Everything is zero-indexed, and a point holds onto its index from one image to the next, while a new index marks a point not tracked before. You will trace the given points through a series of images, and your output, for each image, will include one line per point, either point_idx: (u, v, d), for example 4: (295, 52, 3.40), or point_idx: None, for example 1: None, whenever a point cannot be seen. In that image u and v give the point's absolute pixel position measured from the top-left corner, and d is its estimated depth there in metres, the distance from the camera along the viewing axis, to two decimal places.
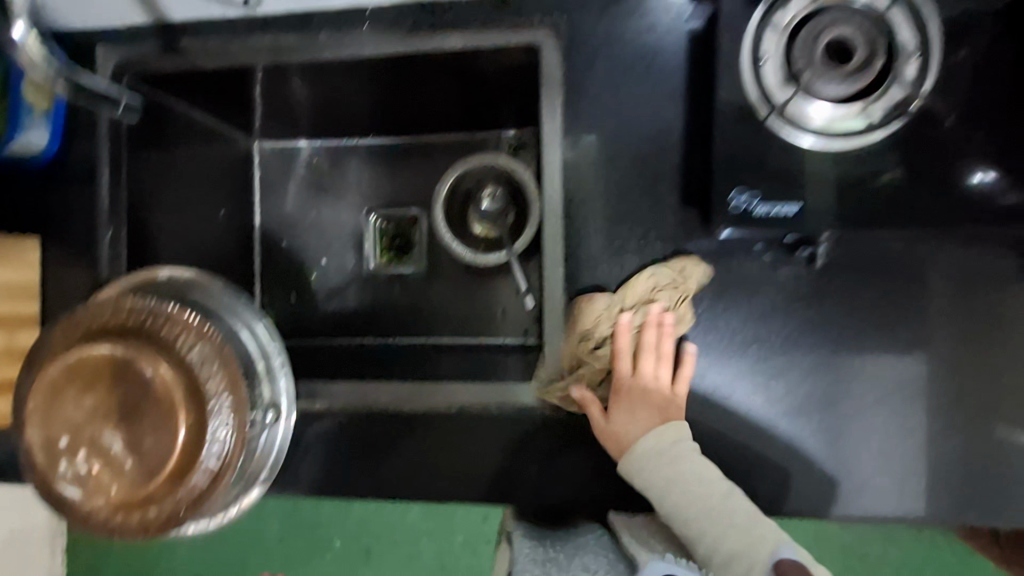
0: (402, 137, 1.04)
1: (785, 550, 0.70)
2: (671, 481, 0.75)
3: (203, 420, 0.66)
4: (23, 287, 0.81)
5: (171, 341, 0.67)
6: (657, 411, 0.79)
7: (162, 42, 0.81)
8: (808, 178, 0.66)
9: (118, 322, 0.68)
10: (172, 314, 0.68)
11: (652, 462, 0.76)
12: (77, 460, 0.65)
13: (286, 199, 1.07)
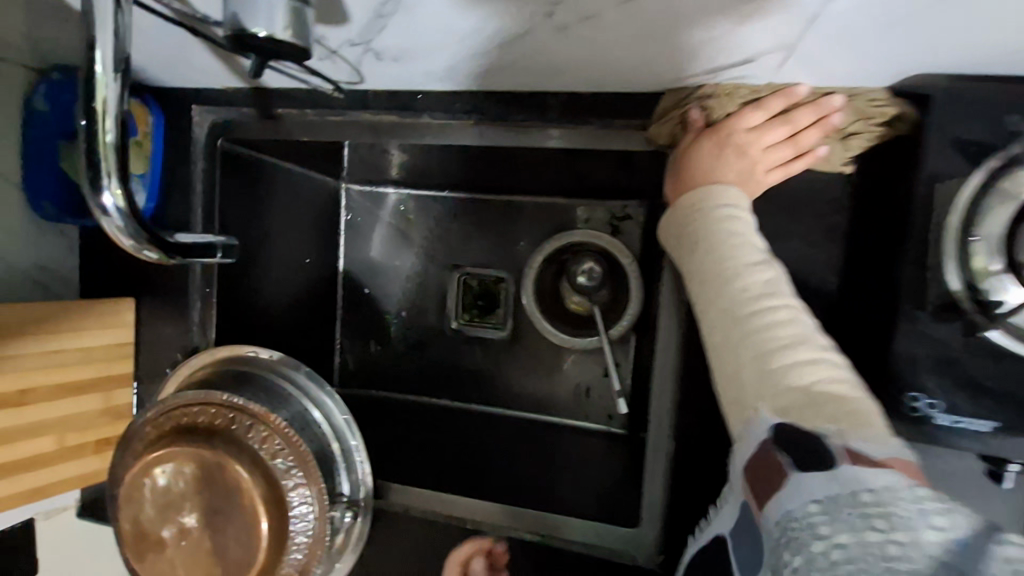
0: (494, 193, 0.97)
1: (859, 438, 0.42)
2: (726, 270, 0.56)
3: (284, 530, 0.65)
4: (118, 347, 0.81)
5: (255, 444, 0.67)
6: (738, 179, 0.62)
7: (259, 107, 0.77)
8: (965, 346, 0.57)
9: (206, 420, 0.68)
10: (258, 415, 0.68)
11: (699, 227, 0.60)
12: (167, 557, 0.66)
13: (370, 245, 1.02)
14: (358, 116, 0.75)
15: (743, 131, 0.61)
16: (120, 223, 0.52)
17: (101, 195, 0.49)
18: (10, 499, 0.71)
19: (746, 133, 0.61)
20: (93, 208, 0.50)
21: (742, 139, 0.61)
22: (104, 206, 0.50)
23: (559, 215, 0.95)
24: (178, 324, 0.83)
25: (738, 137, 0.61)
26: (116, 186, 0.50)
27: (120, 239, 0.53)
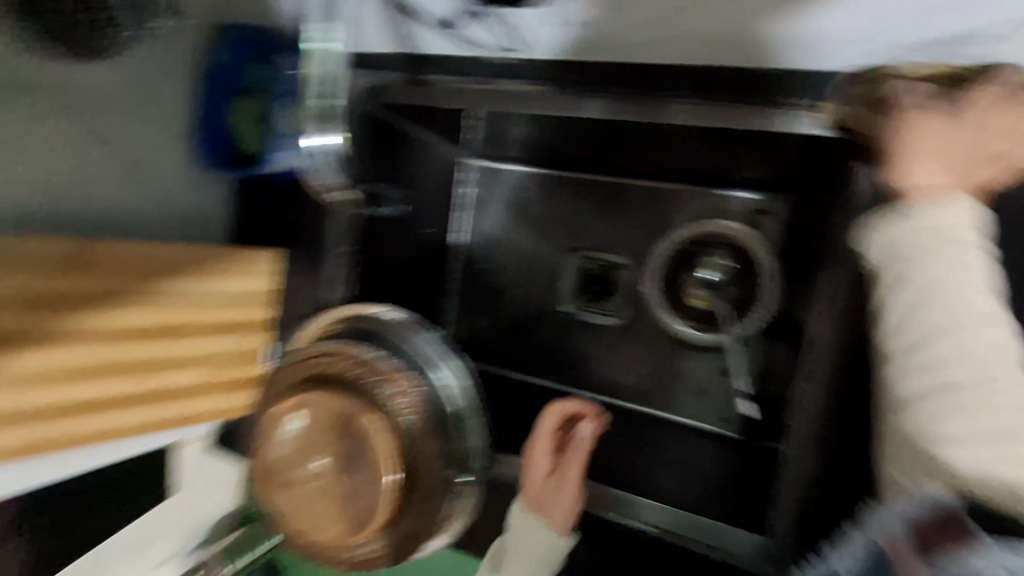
0: (621, 174, 0.93)
1: None
2: (962, 312, 0.44)
3: (412, 480, 0.74)
4: (251, 295, 0.84)
5: (385, 399, 0.74)
6: (952, 166, 0.50)
7: (409, 75, 0.79)
8: None
9: (339, 374, 0.74)
10: (388, 373, 0.74)
11: (911, 234, 0.48)
12: (307, 487, 0.76)
13: (488, 219, 1.02)
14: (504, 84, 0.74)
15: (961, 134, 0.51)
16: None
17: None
18: (160, 422, 0.78)
19: (965, 136, 0.51)
20: None
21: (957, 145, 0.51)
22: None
23: (691, 204, 0.90)
24: (310, 279, 0.87)
25: (952, 142, 0.51)
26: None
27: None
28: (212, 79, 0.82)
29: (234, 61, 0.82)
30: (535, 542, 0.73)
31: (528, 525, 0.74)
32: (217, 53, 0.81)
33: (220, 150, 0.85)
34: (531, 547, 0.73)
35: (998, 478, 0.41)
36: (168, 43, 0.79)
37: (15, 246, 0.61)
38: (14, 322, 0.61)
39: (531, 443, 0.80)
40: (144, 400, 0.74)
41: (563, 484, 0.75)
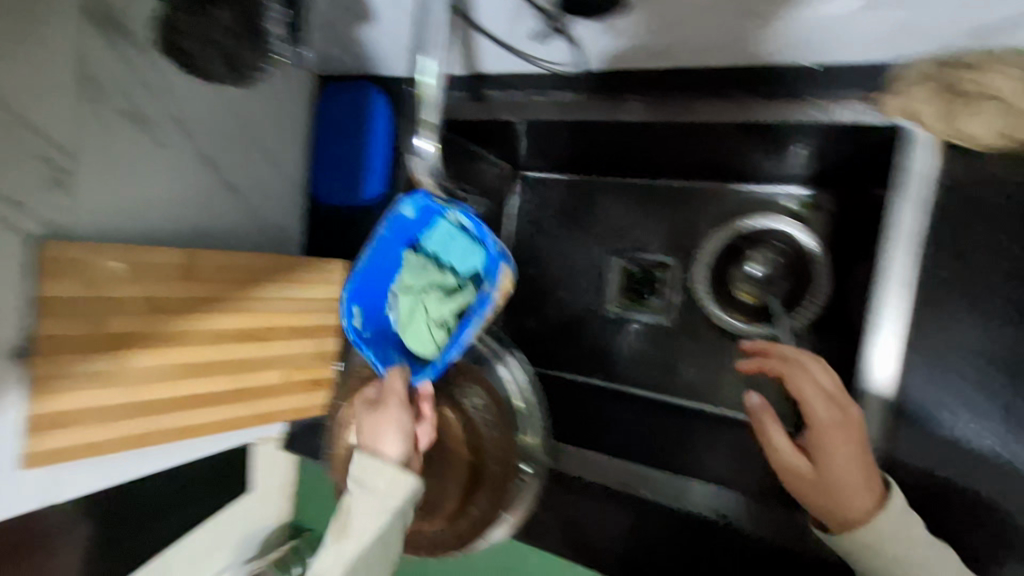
0: (662, 179, 0.97)
1: None
2: (902, 514, 0.57)
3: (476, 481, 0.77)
4: (326, 302, 0.91)
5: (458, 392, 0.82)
6: (858, 455, 0.59)
7: (467, 92, 0.82)
8: None
9: None
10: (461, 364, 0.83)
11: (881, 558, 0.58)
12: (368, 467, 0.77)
13: (537, 227, 1.07)
14: (559, 95, 0.75)
15: (825, 431, 0.61)
16: (432, 162, 0.65)
17: (415, 139, 0.63)
18: (245, 418, 0.84)
19: (841, 425, 0.60)
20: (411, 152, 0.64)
21: (848, 437, 0.60)
22: (419, 149, 0.63)
23: (735, 202, 0.92)
24: None
25: (846, 452, 0.59)
26: (432, 139, 0.63)
27: (421, 176, 0.66)
28: (389, 225, 0.72)
29: (328, 109, 0.92)
30: (377, 485, 0.62)
31: (377, 471, 0.62)
32: (403, 204, 0.71)
33: (369, 299, 0.75)
34: (383, 481, 0.62)
35: None
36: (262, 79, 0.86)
37: (133, 258, 0.68)
38: (137, 326, 0.70)
39: (371, 416, 0.68)
40: (238, 398, 0.83)
41: (396, 451, 0.65)
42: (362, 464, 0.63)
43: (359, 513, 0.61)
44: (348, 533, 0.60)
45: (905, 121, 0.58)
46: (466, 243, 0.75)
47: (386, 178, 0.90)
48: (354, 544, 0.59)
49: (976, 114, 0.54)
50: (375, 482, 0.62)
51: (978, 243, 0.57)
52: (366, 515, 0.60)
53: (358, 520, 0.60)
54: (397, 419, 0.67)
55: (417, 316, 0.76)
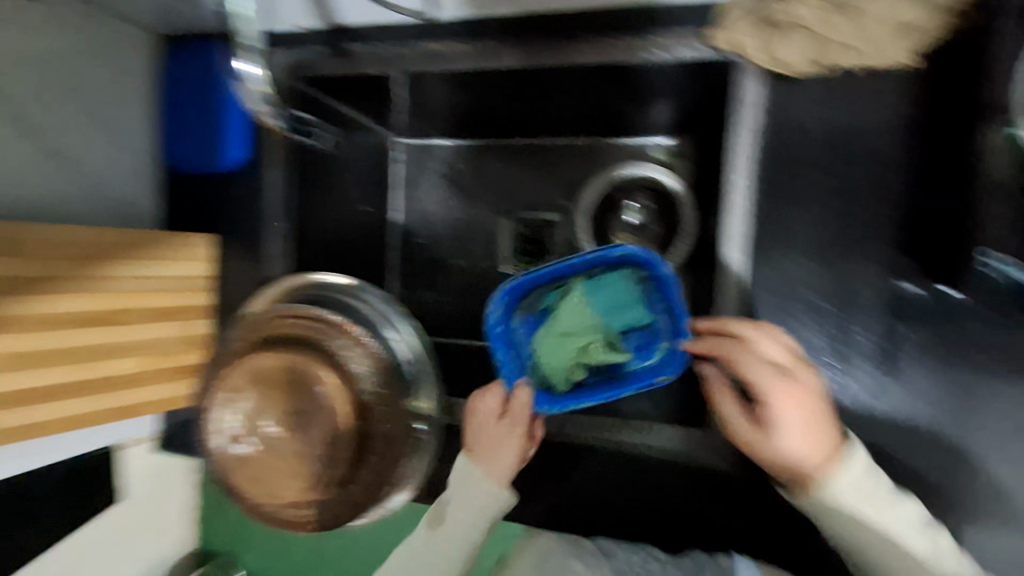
0: (541, 139, 0.99)
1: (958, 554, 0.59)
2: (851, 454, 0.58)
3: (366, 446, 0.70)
4: (192, 281, 0.84)
5: (339, 354, 0.71)
6: (811, 428, 0.57)
7: (330, 47, 0.79)
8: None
9: (289, 331, 0.71)
10: (341, 326, 0.73)
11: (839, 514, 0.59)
12: (241, 442, 0.70)
13: (424, 196, 1.06)
14: (424, 47, 0.75)
15: (781, 401, 0.57)
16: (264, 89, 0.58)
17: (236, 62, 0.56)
18: (100, 413, 0.76)
19: (789, 389, 0.57)
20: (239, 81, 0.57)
21: (801, 399, 0.58)
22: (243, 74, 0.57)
23: (609, 157, 0.96)
24: (250, 259, 0.88)
25: (800, 414, 0.57)
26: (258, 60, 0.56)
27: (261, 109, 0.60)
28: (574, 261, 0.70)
29: (177, 74, 0.85)
30: (466, 504, 0.71)
31: (472, 479, 0.72)
32: (619, 246, 0.67)
33: (507, 317, 0.72)
34: (469, 495, 0.72)
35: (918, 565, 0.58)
36: (88, 36, 0.79)
37: None
38: None
39: (486, 422, 0.72)
40: (89, 390, 0.73)
41: (513, 457, 0.72)
42: (462, 467, 0.73)
43: (449, 519, 0.72)
44: (442, 526, 0.72)
45: (737, 55, 0.61)
46: (635, 296, 0.73)
47: (246, 139, 0.84)
48: (444, 538, 0.71)
49: (786, 42, 0.59)
50: (483, 488, 0.72)
51: (800, 161, 0.64)
52: (455, 521, 0.72)
53: (445, 527, 0.72)
54: (505, 436, 0.71)
55: (569, 346, 0.74)
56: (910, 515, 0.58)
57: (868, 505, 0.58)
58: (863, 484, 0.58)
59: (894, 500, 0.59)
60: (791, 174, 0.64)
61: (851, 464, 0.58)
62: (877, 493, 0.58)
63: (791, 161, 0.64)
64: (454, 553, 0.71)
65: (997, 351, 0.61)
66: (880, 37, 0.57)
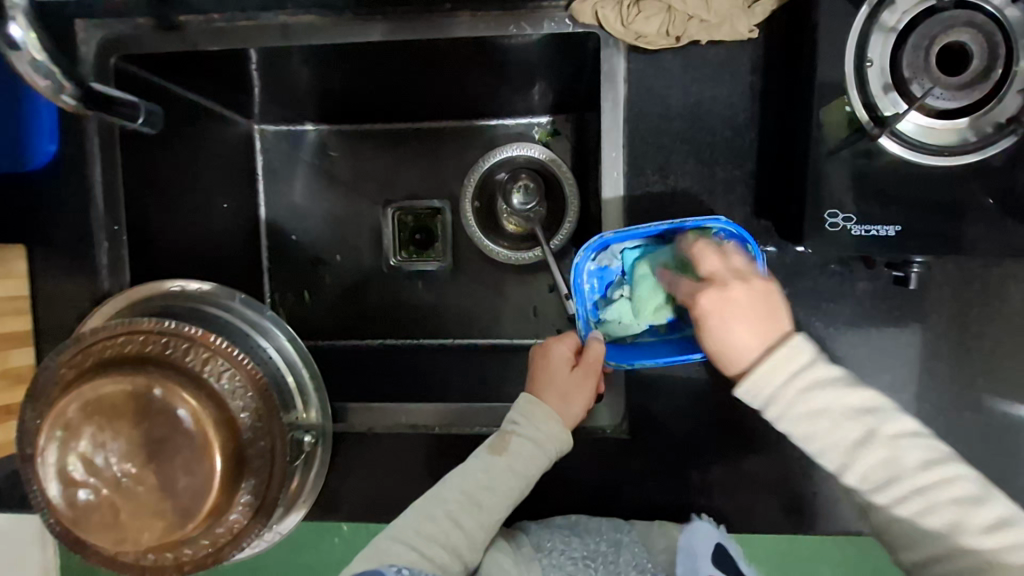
0: (417, 122, 0.95)
1: (973, 510, 0.52)
2: (787, 354, 0.54)
3: (241, 470, 0.60)
4: (6, 303, 0.70)
5: (199, 370, 0.60)
6: (750, 321, 0.56)
7: (155, 17, 0.69)
8: (868, 168, 0.54)
9: (136, 351, 0.60)
10: (196, 337, 0.62)
11: (813, 420, 0.54)
12: (81, 488, 0.58)
13: (295, 188, 0.97)
14: (271, 18, 0.68)
15: (711, 305, 0.57)
16: (41, 57, 0.52)
17: (8, 26, 0.51)
18: None
19: (730, 288, 0.56)
20: (3, 47, 0.51)
21: (733, 297, 0.56)
22: (14, 40, 0.51)
23: (489, 138, 0.94)
24: (73, 271, 0.73)
25: (735, 309, 0.56)
26: (27, 24, 0.51)
27: (33, 77, 0.53)
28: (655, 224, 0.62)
29: None
30: (532, 426, 0.66)
31: (540, 414, 0.66)
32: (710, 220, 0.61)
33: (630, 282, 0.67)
34: (544, 431, 0.65)
35: (924, 497, 0.53)
36: None
37: None
38: None
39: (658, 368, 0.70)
40: None
41: (580, 405, 0.67)
42: (525, 404, 0.67)
43: (512, 462, 0.64)
44: (508, 450, 0.65)
45: (597, 27, 0.63)
46: None
47: (56, 132, 0.70)
48: (513, 462, 0.64)
49: (639, 13, 0.60)
50: (537, 419, 0.66)
51: (663, 131, 0.64)
52: (520, 455, 0.65)
53: (517, 467, 0.64)
54: (585, 384, 0.66)
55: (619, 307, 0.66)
56: (868, 446, 0.54)
57: (812, 442, 0.55)
58: (799, 425, 0.54)
59: (847, 428, 0.54)
60: (656, 143, 0.64)
61: (776, 376, 0.54)
62: (826, 429, 0.54)
63: (659, 129, 0.64)
64: (513, 475, 0.64)
65: (847, 299, 0.66)
66: (725, 7, 0.59)
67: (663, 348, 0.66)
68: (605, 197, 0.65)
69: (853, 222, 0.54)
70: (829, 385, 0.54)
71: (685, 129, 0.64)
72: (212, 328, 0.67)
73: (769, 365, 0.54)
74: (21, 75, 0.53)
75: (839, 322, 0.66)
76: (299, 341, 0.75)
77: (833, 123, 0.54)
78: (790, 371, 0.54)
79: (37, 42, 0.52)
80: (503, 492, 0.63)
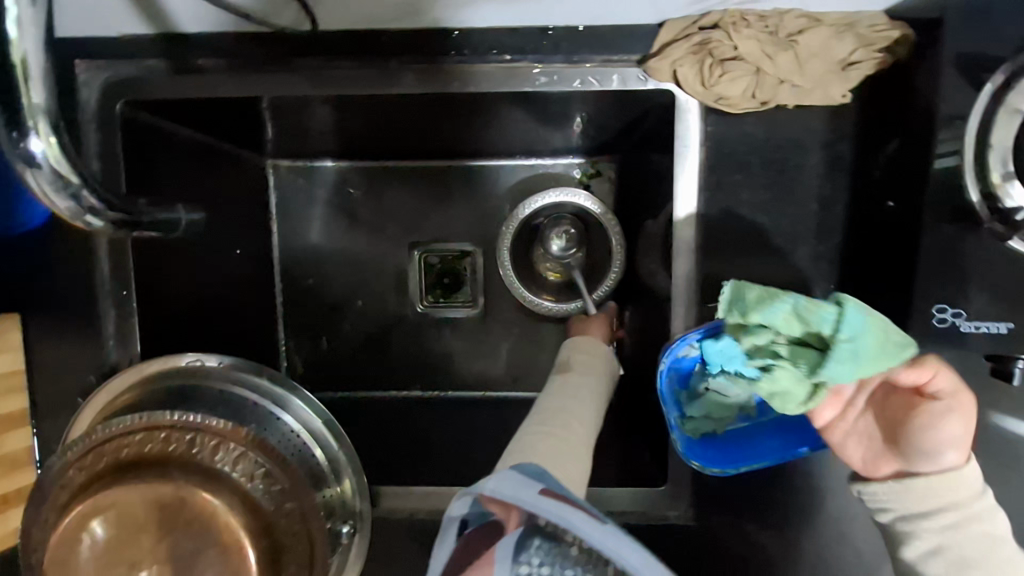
0: (446, 160, 0.87)
1: None
2: (960, 482, 0.47)
3: None
4: (1, 380, 0.62)
5: (228, 472, 0.53)
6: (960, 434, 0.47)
7: (170, 60, 0.61)
8: (981, 258, 0.49)
9: (157, 452, 0.53)
10: (225, 433, 0.55)
11: (959, 537, 0.47)
12: None
13: (312, 228, 0.89)
14: (302, 63, 0.60)
15: (952, 413, 0.45)
16: (62, 172, 0.45)
17: (25, 140, 0.43)
18: None
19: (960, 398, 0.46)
20: (17, 164, 0.44)
21: (962, 409, 0.45)
22: (33, 155, 0.44)
23: (525, 178, 0.87)
24: (77, 340, 0.65)
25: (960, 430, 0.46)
26: (49, 131, 0.43)
27: (55, 198, 0.47)
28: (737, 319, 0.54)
29: None
30: (569, 396, 0.58)
31: (584, 346, 0.68)
32: None
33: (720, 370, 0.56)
34: (595, 355, 0.67)
35: None
36: None
37: None
38: None
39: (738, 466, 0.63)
40: None
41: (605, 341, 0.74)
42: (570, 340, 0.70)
43: (581, 381, 0.61)
44: (570, 372, 0.62)
45: (673, 85, 0.57)
46: None
47: None
48: (581, 384, 0.61)
49: (726, 76, 0.54)
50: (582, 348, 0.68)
51: (742, 200, 0.59)
52: (583, 369, 0.63)
53: (587, 389, 0.60)
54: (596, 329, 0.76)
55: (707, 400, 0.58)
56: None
57: (971, 571, 0.47)
58: (968, 545, 0.47)
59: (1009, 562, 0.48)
60: (734, 211, 0.60)
61: (957, 494, 0.47)
62: (991, 559, 0.47)
63: (734, 198, 0.59)
64: (577, 415, 0.56)
65: None
66: (820, 72, 0.54)
67: (760, 435, 0.59)
68: (678, 273, 0.62)
69: (966, 317, 0.50)
70: (1001, 523, 0.48)
71: (764, 197, 0.59)
72: (241, 413, 0.59)
73: (932, 482, 0.47)
74: (36, 195, 0.46)
75: None
76: (330, 415, 0.68)
77: (944, 209, 0.49)
78: (984, 508, 0.47)
79: (58, 151, 0.44)
80: (583, 403, 0.57)
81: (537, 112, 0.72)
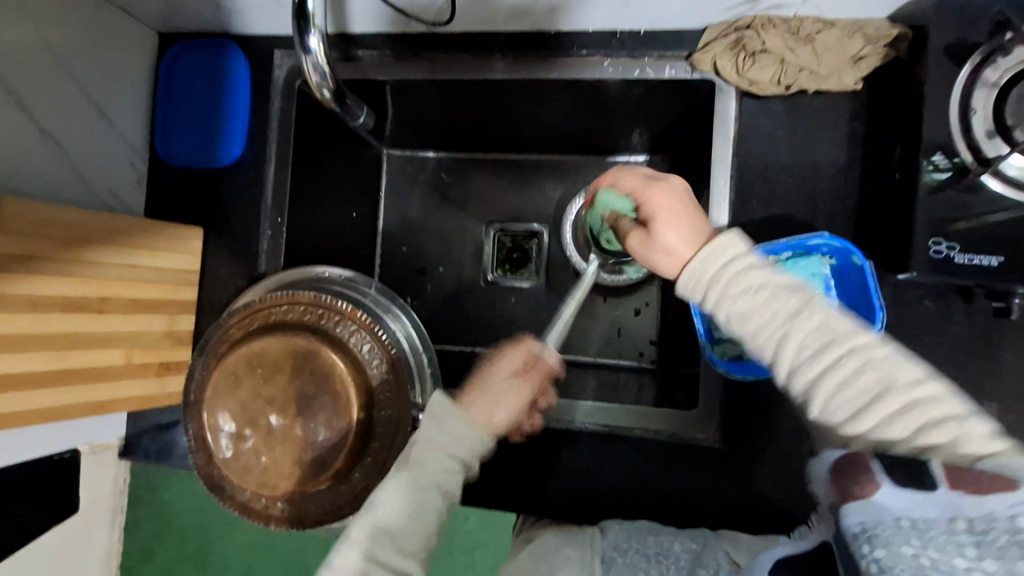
0: (523, 154, 1.06)
1: (912, 392, 0.46)
2: (720, 245, 0.59)
3: (369, 432, 0.68)
4: (184, 274, 0.83)
5: (345, 338, 0.69)
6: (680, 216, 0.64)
7: (339, 51, 0.84)
8: (970, 201, 0.59)
9: (295, 317, 0.70)
10: (344, 311, 0.71)
11: (712, 278, 0.58)
12: (241, 433, 0.68)
13: (411, 204, 1.08)
14: (435, 54, 0.81)
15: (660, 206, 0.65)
16: (322, 60, 0.65)
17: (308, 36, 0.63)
18: (74, 407, 0.70)
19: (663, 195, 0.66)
20: (298, 49, 0.64)
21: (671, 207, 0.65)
22: (309, 47, 0.64)
23: (591, 170, 1.03)
24: (239, 254, 0.86)
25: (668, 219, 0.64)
26: (322, 36, 0.63)
27: (311, 74, 0.66)
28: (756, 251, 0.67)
29: (171, 67, 0.84)
30: (455, 432, 0.62)
31: (448, 415, 0.63)
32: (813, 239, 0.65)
33: None
34: (453, 435, 0.62)
35: (845, 356, 0.49)
36: (102, 36, 0.77)
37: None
38: None
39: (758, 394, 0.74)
40: (71, 380, 0.68)
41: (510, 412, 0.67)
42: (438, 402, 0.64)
43: (421, 474, 0.59)
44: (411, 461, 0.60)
45: (713, 74, 0.72)
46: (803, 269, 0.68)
47: (242, 141, 0.85)
48: (419, 471, 0.59)
49: (757, 64, 0.69)
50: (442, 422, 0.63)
51: (768, 168, 0.73)
52: (434, 455, 0.60)
53: (427, 486, 0.59)
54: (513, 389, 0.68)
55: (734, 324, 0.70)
56: (799, 314, 0.52)
57: (749, 319, 0.54)
58: (733, 305, 0.55)
59: (767, 303, 0.54)
60: (763, 176, 0.73)
61: (708, 266, 0.58)
62: (766, 302, 0.54)
63: (761, 166, 0.73)
64: (404, 516, 0.57)
65: (945, 332, 0.69)
66: (834, 63, 0.68)
67: None
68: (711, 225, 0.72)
69: (961, 251, 0.60)
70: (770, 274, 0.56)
71: (787, 167, 0.73)
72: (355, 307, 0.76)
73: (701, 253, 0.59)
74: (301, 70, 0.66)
75: (930, 354, 0.69)
76: (419, 326, 0.83)
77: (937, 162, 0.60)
78: (740, 260, 0.57)
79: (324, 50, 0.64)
80: (417, 508, 0.58)
81: (601, 107, 0.88)
